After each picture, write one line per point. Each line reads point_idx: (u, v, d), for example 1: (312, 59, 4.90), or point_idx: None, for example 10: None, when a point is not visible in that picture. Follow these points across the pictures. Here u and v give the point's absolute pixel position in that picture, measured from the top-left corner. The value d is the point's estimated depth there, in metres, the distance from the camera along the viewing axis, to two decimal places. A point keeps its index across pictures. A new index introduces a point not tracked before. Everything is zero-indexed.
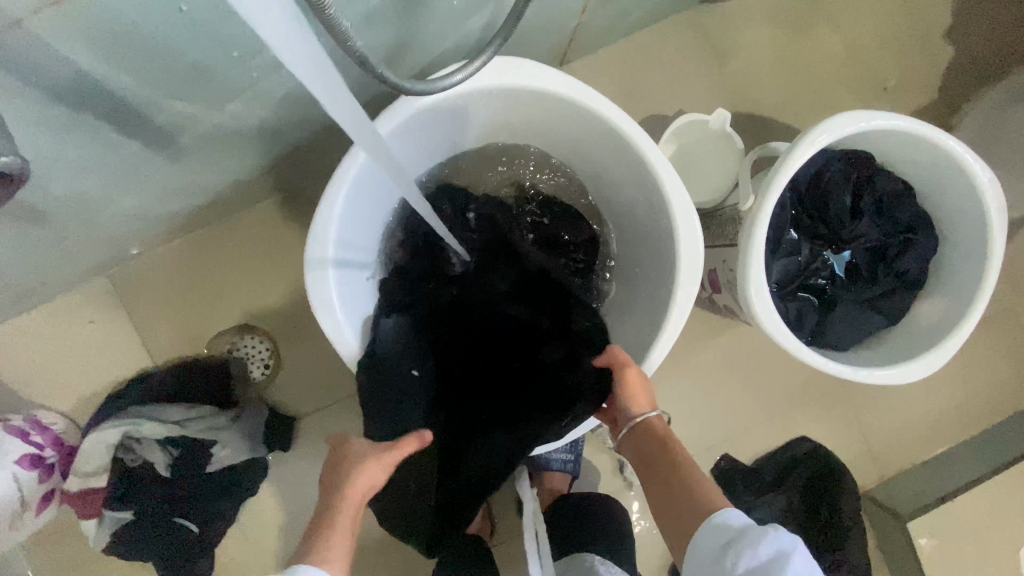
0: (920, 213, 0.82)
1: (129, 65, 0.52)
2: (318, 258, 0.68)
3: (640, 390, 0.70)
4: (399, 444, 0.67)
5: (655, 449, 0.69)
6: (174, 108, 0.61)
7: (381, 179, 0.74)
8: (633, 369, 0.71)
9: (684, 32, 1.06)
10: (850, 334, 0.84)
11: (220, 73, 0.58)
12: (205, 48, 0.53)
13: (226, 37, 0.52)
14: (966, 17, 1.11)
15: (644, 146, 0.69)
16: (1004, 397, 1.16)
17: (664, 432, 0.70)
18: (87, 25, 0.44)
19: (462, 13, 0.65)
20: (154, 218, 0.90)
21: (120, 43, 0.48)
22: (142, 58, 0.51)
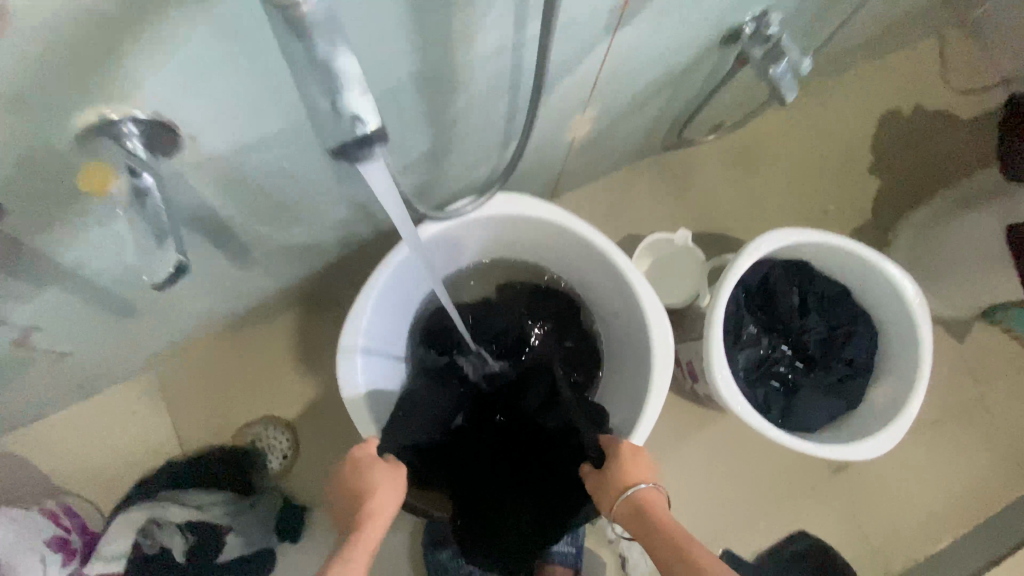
0: (859, 310, 0.97)
1: (246, 210, 0.70)
2: (349, 344, 0.82)
3: (604, 486, 0.75)
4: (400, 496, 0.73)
5: (652, 527, 0.67)
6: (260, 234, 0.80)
7: (406, 282, 0.91)
8: (591, 482, 0.78)
9: (652, 169, 1.30)
10: (815, 417, 0.94)
11: (301, 210, 0.76)
12: (299, 194, 0.71)
13: (315, 185, 0.71)
14: (883, 159, 1.37)
15: (616, 259, 0.87)
16: (985, 488, 1.22)
17: (654, 502, 0.70)
18: (229, 188, 0.63)
19: (474, 163, 0.87)
20: (211, 318, 1.06)
21: (241, 194, 0.65)
22: (256, 205, 0.70)
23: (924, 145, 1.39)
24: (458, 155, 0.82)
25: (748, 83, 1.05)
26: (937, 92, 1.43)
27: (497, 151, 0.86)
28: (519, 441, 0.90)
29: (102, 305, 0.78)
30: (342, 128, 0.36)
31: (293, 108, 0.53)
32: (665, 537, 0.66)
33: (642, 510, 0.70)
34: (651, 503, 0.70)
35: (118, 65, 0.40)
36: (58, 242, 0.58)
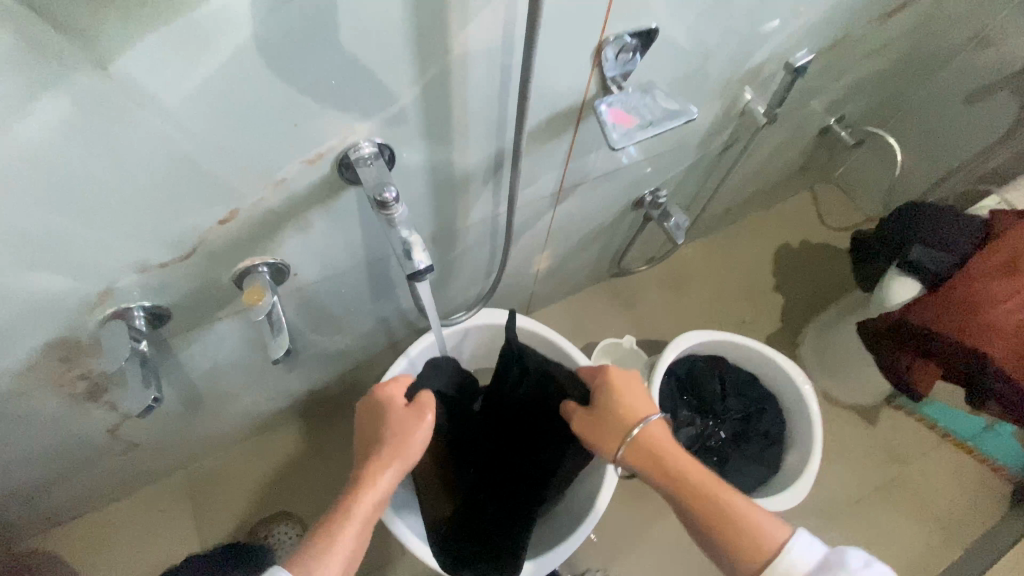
0: (766, 393, 1.25)
1: (308, 324, 1.00)
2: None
3: (601, 429, 0.84)
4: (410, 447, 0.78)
5: (651, 462, 0.78)
6: (309, 343, 1.08)
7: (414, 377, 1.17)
8: (583, 425, 0.87)
9: (604, 292, 1.66)
10: (744, 482, 1.17)
11: (342, 323, 1.06)
12: (343, 311, 1.02)
13: (356, 305, 1.02)
14: (782, 281, 1.76)
15: (575, 356, 1.17)
16: (910, 558, 1.41)
17: (653, 436, 0.79)
18: (302, 307, 0.93)
19: (467, 288, 1.20)
20: (248, 418, 1.28)
21: (308, 311, 0.96)
22: (314, 320, 1.00)
23: (812, 269, 1.80)
24: (455, 283, 1.15)
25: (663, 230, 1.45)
26: (818, 230, 1.87)
27: (483, 279, 1.20)
28: (513, 434, 1.07)
29: (183, 399, 1.03)
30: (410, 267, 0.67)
31: (359, 256, 0.87)
32: (666, 464, 0.76)
33: (646, 446, 0.78)
34: (648, 438, 0.79)
35: (280, 237, 0.74)
36: (188, 343, 0.86)
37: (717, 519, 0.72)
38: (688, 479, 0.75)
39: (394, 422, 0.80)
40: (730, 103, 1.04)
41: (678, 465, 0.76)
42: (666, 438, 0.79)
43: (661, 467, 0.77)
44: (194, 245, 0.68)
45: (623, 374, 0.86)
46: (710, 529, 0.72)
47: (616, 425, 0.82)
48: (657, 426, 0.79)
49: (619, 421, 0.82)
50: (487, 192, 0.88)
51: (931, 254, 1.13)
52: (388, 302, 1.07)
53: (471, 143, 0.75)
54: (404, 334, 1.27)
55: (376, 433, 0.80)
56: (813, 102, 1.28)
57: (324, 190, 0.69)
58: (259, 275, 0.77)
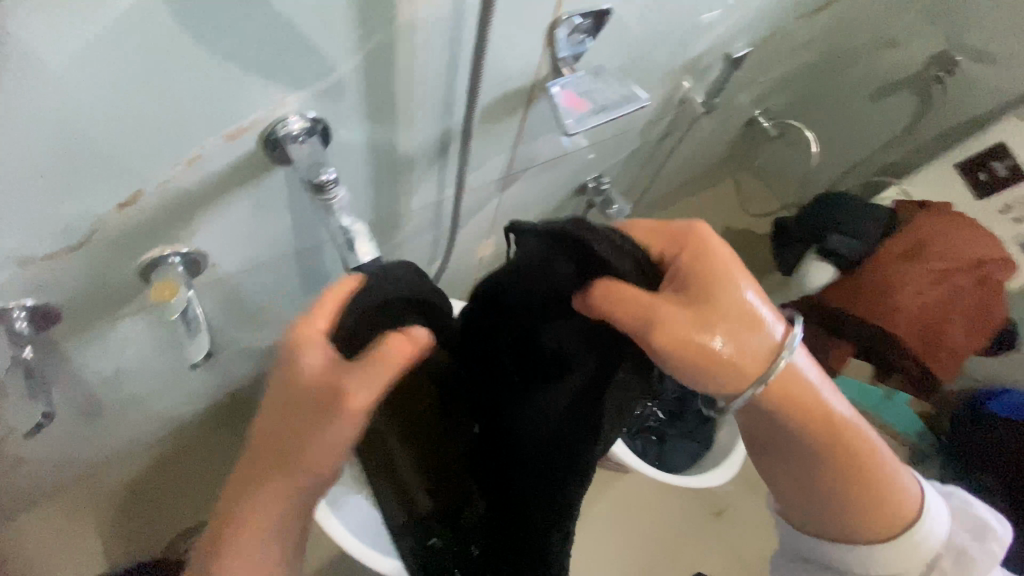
0: None
1: (229, 319, 0.89)
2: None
3: (730, 345, 0.55)
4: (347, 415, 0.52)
5: (788, 409, 0.60)
6: (230, 339, 0.97)
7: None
8: (690, 344, 0.55)
9: None
10: (682, 458, 1.22)
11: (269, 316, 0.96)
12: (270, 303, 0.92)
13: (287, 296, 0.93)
14: None
15: None
16: None
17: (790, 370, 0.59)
18: (222, 299, 0.83)
19: None
20: (158, 424, 1.14)
21: (230, 305, 0.86)
22: (237, 314, 0.89)
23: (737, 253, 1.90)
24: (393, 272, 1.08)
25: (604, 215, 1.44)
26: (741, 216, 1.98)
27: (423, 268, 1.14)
28: (500, 343, 0.68)
29: (78, 409, 0.89)
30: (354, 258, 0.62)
31: (287, 245, 0.79)
32: (795, 403, 0.60)
33: (789, 379, 0.59)
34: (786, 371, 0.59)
35: (195, 224, 0.65)
36: (81, 346, 0.74)
37: (861, 468, 0.63)
38: (836, 414, 0.62)
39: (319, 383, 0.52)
40: (671, 93, 1.05)
41: (828, 399, 0.62)
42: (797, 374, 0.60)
43: (802, 415, 0.61)
44: (87, 234, 0.57)
45: (723, 245, 0.58)
46: (859, 487, 0.64)
47: (751, 349, 0.56)
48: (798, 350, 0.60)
49: (750, 344, 0.56)
50: (432, 175, 0.83)
51: (845, 242, 1.21)
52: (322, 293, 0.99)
53: (416, 122, 0.70)
54: None
55: (309, 403, 0.53)
56: (743, 94, 1.32)
57: (247, 170, 0.61)
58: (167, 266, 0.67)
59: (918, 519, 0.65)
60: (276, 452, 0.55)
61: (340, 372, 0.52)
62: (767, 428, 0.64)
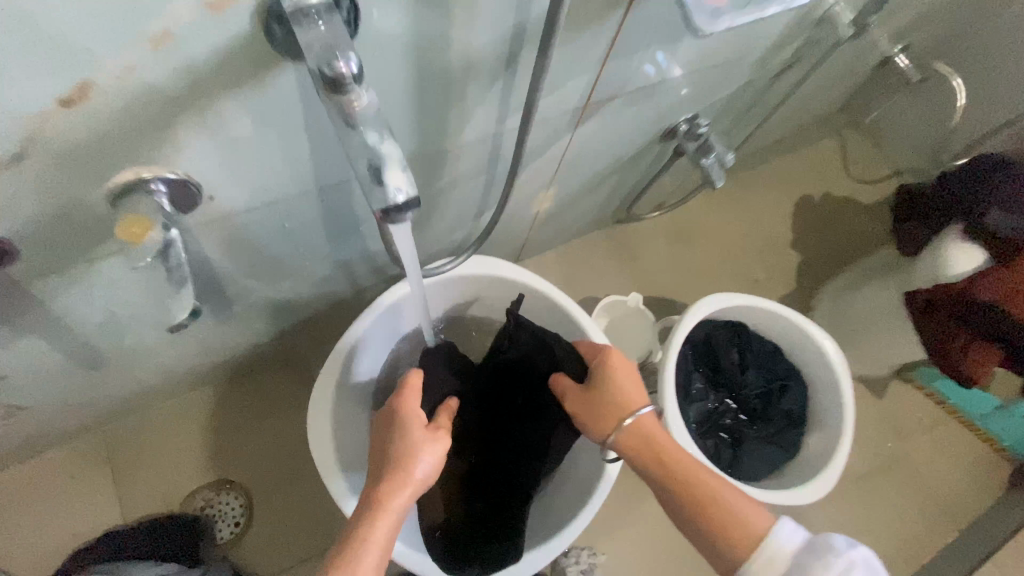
0: (791, 367, 1.09)
1: (240, 265, 0.74)
2: (324, 381, 0.87)
3: (591, 410, 0.77)
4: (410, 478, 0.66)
5: (644, 458, 0.71)
6: (244, 288, 0.82)
7: (383, 333, 0.96)
8: (570, 399, 0.80)
9: (606, 241, 1.43)
10: (761, 466, 1.03)
11: (288, 265, 0.80)
12: (289, 250, 0.76)
13: (308, 243, 0.76)
14: (801, 236, 1.58)
15: (579, 318, 0.97)
16: (903, 534, 1.36)
17: (648, 429, 0.73)
18: (229, 242, 0.67)
19: (452, 229, 0.95)
20: (175, 374, 1.04)
21: (237, 251, 0.70)
22: (249, 261, 0.74)
23: (834, 225, 1.62)
24: (436, 221, 0.90)
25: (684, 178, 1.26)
26: (841, 182, 1.68)
27: (471, 220, 0.95)
28: (519, 382, 0.97)
29: (74, 355, 0.78)
30: (383, 197, 0.42)
31: (305, 178, 0.62)
32: (659, 462, 0.70)
33: (644, 440, 0.72)
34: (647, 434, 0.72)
35: (177, 136, 0.48)
36: (56, 287, 0.60)
37: (703, 501, 0.66)
38: (686, 471, 0.69)
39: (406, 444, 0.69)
40: (813, 4, 0.79)
41: (706, 473, 0.68)
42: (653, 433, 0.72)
43: (648, 463, 0.71)
44: (23, 138, 0.41)
45: (620, 359, 0.79)
46: (705, 518, 0.65)
47: (605, 412, 0.76)
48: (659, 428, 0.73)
49: (608, 407, 0.76)
50: (493, 95, 0.62)
51: (1006, 219, 0.96)
52: (351, 242, 0.82)
53: (478, 8, 0.49)
54: (371, 282, 1.02)
55: (381, 466, 0.69)
56: (890, 19, 1.02)
57: (240, 62, 0.43)
58: (147, 204, 0.50)
59: (761, 543, 0.61)
60: (372, 495, 0.65)
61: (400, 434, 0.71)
62: (641, 473, 0.73)
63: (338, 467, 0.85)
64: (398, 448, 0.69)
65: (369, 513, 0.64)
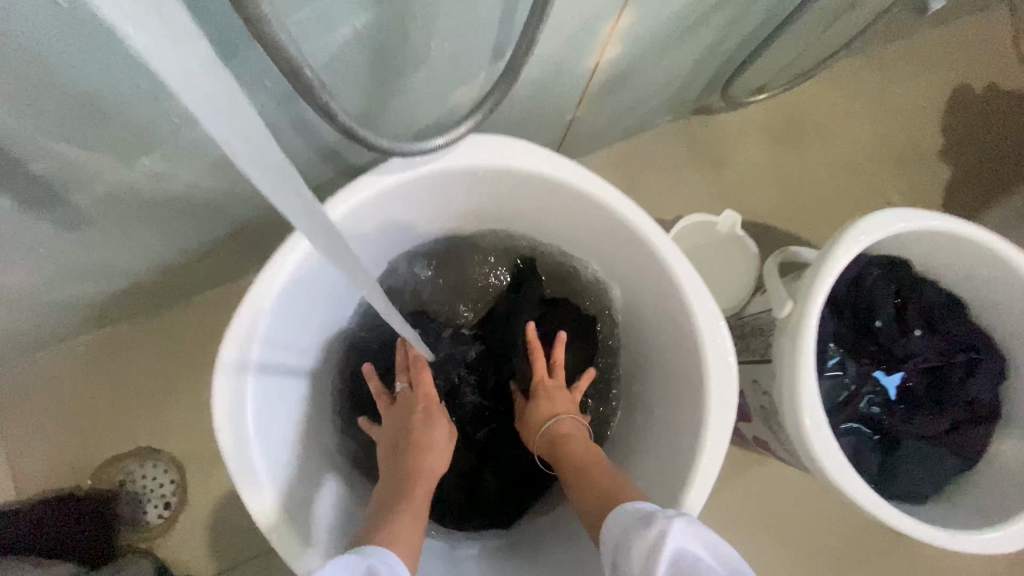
0: (980, 330, 0.69)
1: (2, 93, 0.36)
2: (235, 334, 0.54)
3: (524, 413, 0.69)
4: (421, 455, 0.60)
5: (560, 454, 0.62)
6: (62, 158, 0.45)
7: (325, 279, 0.62)
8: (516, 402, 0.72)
9: (680, 137, 1.00)
10: (922, 480, 0.66)
11: (127, 112, 0.42)
12: (107, 71, 0.37)
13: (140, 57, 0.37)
14: (953, 142, 1.12)
15: (657, 242, 0.60)
16: None
17: (564, 430, 0.64)
18: None
19: (449, 80, 0.55)
20: (43, 307, 0.70)
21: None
22: (14, 82, 0.36)
23: (999, 129, 1.15)
24: (418, 57, 0.50)
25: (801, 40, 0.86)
26: (1012, 67, 1.18)
27: (486, 64, 0.54)
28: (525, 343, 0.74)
29: None
30: None
31: None
32: (570, 466, 0.60)
33: (560, 439, 0.63)
34: (573, 433, 0.63)
35: None
36: None
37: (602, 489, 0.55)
38: (598, 458, 0.59)
39: (417, 425, 0.63)
40: None
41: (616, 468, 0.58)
42: (580, 435, 0.63)
43: (565, 463, 0.61)
44: None
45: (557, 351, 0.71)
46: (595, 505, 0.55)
47: (541, 414, 0.67)
48: (580, 428, 0.64)
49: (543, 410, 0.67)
50: None
51: None
52: (255, 81, 0.43)
53: None
54: (324, 174, 0.64)
55: (394, 445, 0.63)
56: None
57: None
58: None
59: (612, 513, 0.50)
60: (399, 484, 0.58)
61: (404, 409, 0.65)
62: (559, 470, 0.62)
63: (254, 469, 0.53)
64: (415, 432, 0.62)
65: (403, 492, 0.57)
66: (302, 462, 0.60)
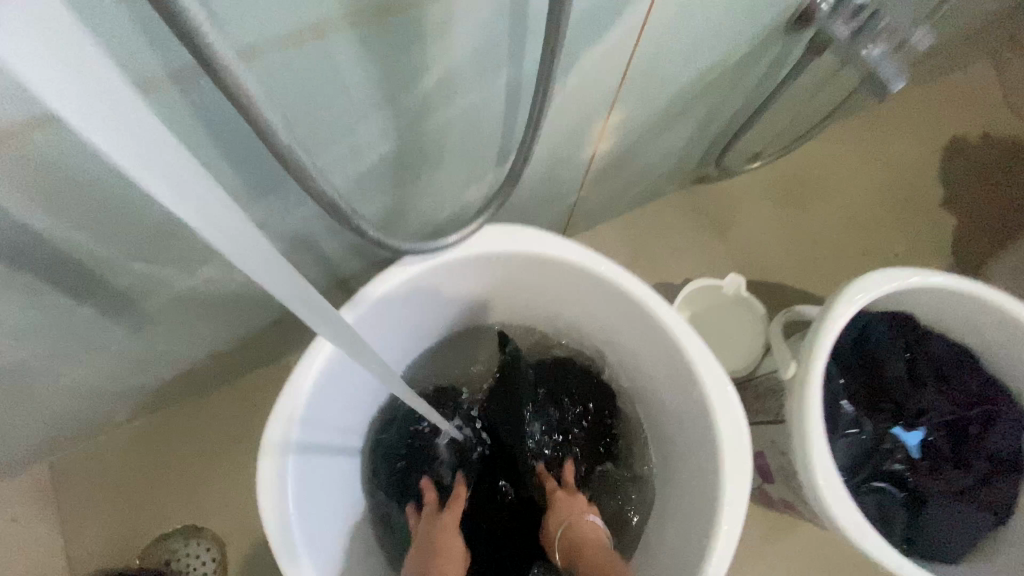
0: (992, 383, 0.70)
1: (98, 229, 0.44)
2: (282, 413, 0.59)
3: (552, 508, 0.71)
4: (452, 559, 0.64)
5: (578, 555, 0.64)
6: (138, 272, 0.52)
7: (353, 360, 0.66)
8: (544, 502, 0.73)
9: (683, 204, 1.06)
10: (952, 538, 0.66)
11: (190, 233, 0.50)
12: None
13: None
14: (955, 192, 1.15)
15: (661, 313, 0.64)
16: None
17: (583, 534, 0.65)
18: (35, 179, 0.37)
19: (462, 181, 0.62)
20: (107, 396, 0.78)
21: (83, 206, 0.41)
22: (107, 220, 0.44)
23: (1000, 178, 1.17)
24: (432, 168, 0.57)
25: (786, 114, 0.92)
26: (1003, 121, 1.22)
27: (493, 166, 0.62)
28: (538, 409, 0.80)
29: None
30: None
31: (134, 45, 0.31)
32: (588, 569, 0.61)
33: (577, 545, 0.65)
34: (592, 539, 0.65)
35: None
36: None
37: None
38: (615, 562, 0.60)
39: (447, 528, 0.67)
40: None
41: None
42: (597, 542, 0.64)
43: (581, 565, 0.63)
44: None
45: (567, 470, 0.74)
46: None
47: (559, 521, 0.69)
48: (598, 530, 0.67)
49: (559, 519, 0.69)
50: None
51: None
52: (295, 201, 0.52)
53: None
54: (355, 266, 0.72)
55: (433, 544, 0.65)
56: None
57: None
58: None
59: None
60: None
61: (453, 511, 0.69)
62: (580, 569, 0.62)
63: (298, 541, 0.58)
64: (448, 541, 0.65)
65: None
66: (325, 562, 0.61)
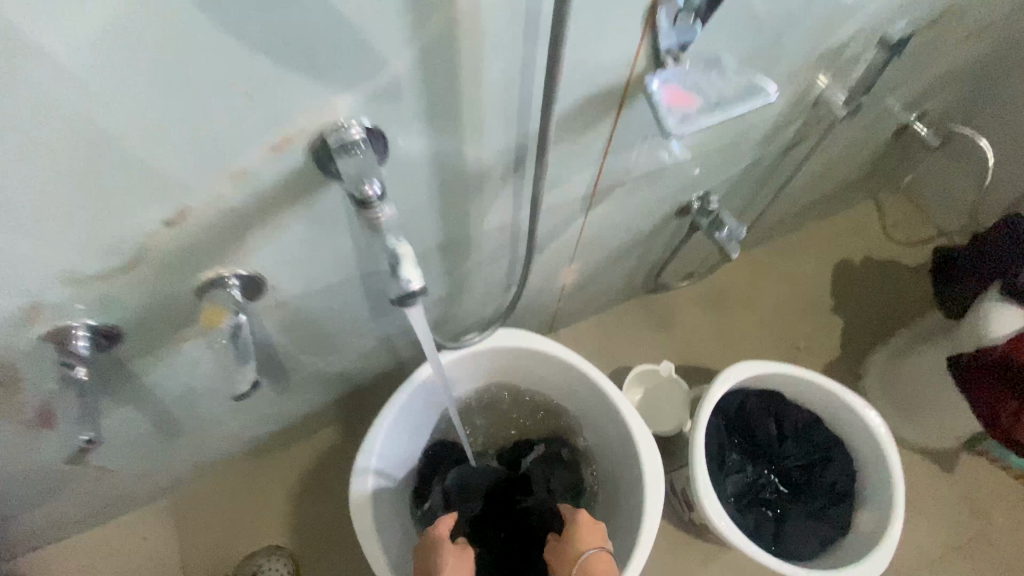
0: (834, 436, 1.04)
1: (295, 339, 0.84)
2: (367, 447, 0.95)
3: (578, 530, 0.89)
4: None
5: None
6: (298, 360, 0.92)
7: (409, 415, 1.03)
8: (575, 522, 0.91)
9: (638, 309, 1.47)
10: (807, 542, 0.98)
11: (333, 340, 0.90)
12: (336, 325, 0.86)
13: (349, 319, 0.85)
14: (843, 299, 1.55)
15: (605, 386, 1.01)
16: None
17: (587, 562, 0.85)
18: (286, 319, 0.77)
19: (482, 304, 1.03)
20: (237, 442, 1.14)
21: (296, 329, 0.82)
22: (301, 335, 0.84)
23: (878, 288, 1.58)
24: (465, 299, 0.98)
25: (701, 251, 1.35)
26: (881, 244, 1.63)
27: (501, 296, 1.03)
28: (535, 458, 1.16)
29: (154, 422, 0.88)
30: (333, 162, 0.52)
31: (348, 260, 0.71)
32: None
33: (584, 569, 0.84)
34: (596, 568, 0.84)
35: (247, 241, 0.59)
36: (148, 361, 0.72)
37: None
38: None
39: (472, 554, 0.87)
40: (802, 91, 0.86)
41: None
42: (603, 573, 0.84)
43: None
44: (135, 250, 0.54)
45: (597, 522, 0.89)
46: None
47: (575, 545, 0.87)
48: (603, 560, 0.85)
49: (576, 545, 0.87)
50: (507, 194, 0.71)
51: None
52: (391, 321, 0.93)
53: (486, 136, 0.59)
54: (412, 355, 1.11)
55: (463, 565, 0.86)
56: (893, 94, 1.07)
57: (297, 185, 0.55)
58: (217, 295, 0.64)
59: None
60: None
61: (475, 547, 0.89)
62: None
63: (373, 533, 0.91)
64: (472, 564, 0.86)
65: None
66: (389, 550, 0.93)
